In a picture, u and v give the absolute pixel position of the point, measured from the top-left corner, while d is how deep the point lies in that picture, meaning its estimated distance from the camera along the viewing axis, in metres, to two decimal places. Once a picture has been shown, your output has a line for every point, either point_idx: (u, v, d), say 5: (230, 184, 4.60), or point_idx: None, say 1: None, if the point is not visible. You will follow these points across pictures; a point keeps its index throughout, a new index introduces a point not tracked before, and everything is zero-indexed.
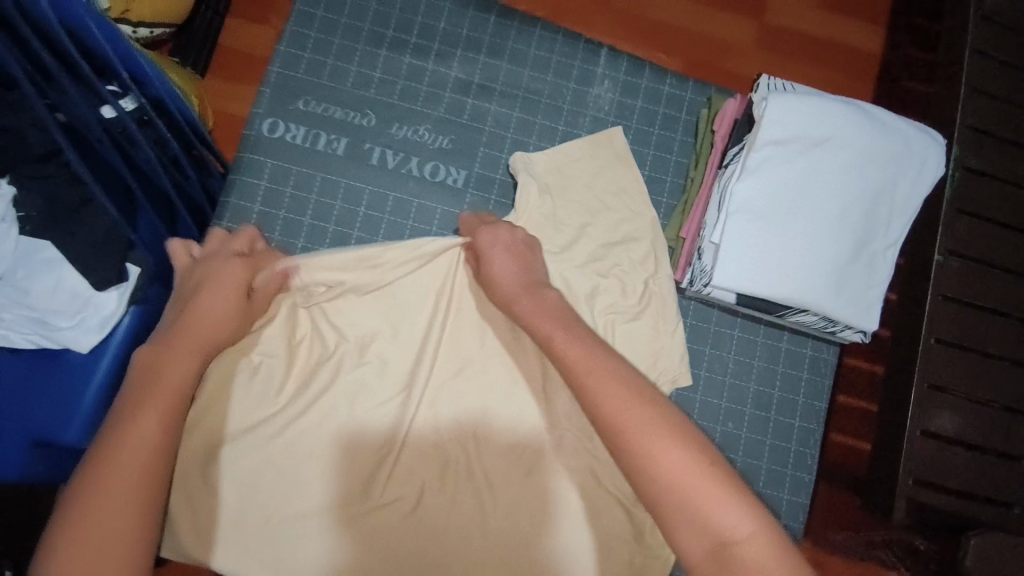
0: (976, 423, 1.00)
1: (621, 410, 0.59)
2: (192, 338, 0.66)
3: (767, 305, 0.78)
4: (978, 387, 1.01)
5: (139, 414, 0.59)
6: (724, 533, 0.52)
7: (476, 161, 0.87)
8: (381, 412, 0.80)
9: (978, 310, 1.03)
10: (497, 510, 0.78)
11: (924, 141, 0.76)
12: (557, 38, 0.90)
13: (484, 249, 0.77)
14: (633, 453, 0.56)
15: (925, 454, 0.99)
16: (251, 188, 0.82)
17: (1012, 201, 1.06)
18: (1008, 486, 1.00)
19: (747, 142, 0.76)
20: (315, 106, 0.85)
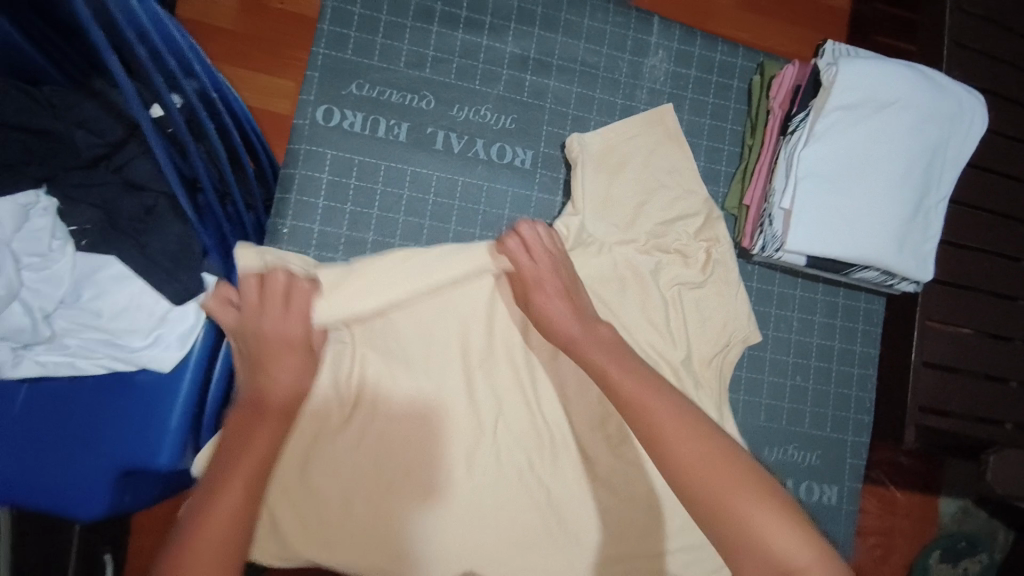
0: (975, 350, 1.01)
1: (680, 438, 0.55)
2: (276, 402, 0.61)
3: (835, 264, 0.83)
4: (974, 315, 1.02)
5: (218, 493, 0.53)
6: (781, 561, 0.47)
7: (541, 140, 0.85)
8: (465, 408, 0.77)
9: (980, 254, 1.03)
10: (598, 481, 0.80)
11: (970, 102, 0.82)
12: (609, 8, 0.88)
13: (534, 293, 0.72)
14: (690, 479, 0.52)
15: (930, 384, 0.99)
16: (314, 183, 0.77)
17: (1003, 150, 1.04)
18: (1000, 406, 1.02)
19: (815, 108, 0.79)
20: (370, 91, 0.80)
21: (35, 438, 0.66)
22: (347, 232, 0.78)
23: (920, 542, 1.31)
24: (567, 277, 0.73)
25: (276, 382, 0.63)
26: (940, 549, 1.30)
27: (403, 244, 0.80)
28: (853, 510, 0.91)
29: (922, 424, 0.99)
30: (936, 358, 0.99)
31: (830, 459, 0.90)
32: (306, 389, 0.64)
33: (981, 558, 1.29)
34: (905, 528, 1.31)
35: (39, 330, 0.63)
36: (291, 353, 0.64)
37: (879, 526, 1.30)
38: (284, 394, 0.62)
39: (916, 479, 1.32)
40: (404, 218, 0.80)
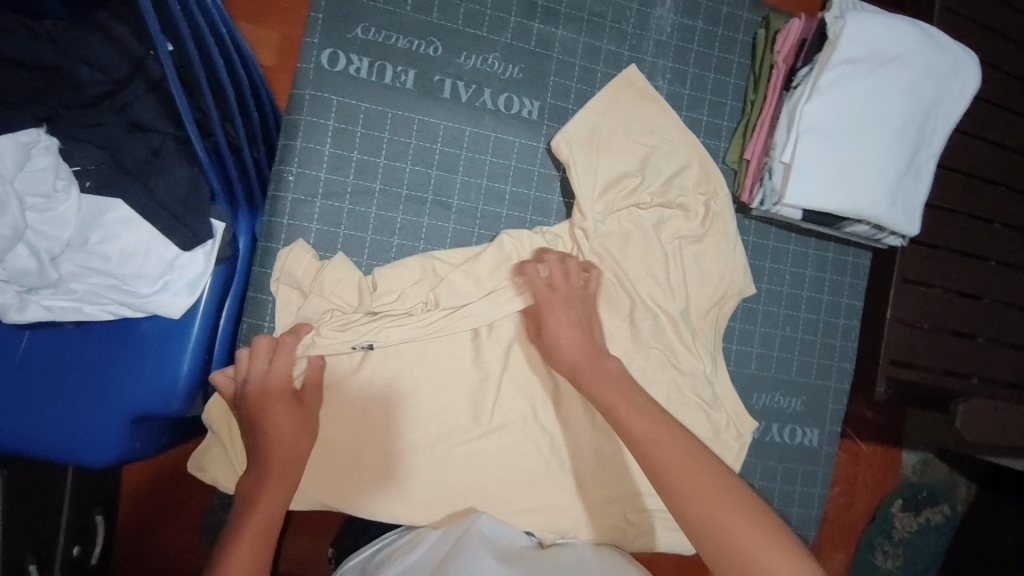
0: (947, 309, 1.07)
1: (684, 478, 0.57)
2: (275, 463, 0.67)
3: (829, 218, 0.86)
4: (950, 276, 1.07)
5: (233, 549, 0.62)
6: None
7: (548, 91, 0.84)
8: (472, 359, 0.79)
9: (954, 214, 1.08)
10: (598, 432, 0.82)
11: (965, 60, 0.84)
12: None
13: (551, 318, 0.74)
14: (702, 524, 0.54)
15: (901, 339, 1.05)
16: (320, 129, 0.76)
17: (991, 116, 1.07)
18: (966, 362, 1.09)
19: (819, 63, 0.80)
20: (376, 35, 0.78)
21: (43, 384, 0.65)
22: (354, 181, 0.78)
23: (884, 492, 1.41)
24: (582, 312, 0.75)
25: (269, 440, 0.68)
26: (900, 499, 1.40)
27: (410, 194, 0.80)
28: (832, 452, 0.97)
29: (893, 377, 1.05)
30: (908, 315, 1.06)
31: (814, 405, 0.95)
32: (301, 447, 0.69)
33: (942, 508, 1.39)
34: (868, 479, 1.40)
35: (47, 274, 0.62)
36: (279, 414, 0.68)
37: (843, 476, 1.39)
38: (280, 454, 0.67)
39: (883, 434, 1.41)
40: (412, 167, 0.80)
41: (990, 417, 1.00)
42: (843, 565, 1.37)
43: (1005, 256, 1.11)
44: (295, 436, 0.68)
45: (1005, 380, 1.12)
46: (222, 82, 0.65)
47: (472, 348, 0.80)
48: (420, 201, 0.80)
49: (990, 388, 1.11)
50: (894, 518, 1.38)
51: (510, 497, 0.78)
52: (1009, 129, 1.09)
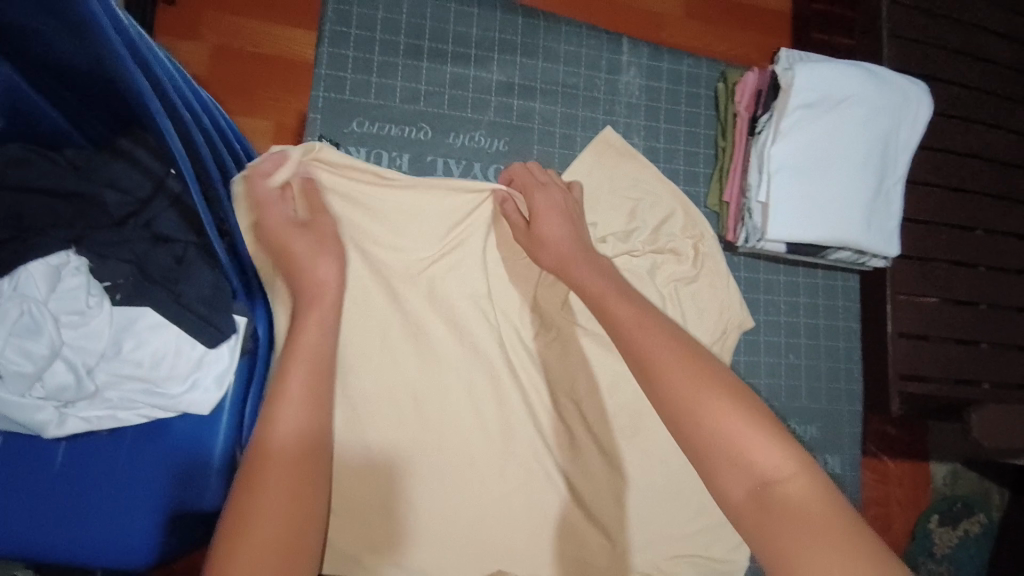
0: (943, 317, 1.10)
1: (664, 357, 0.53)
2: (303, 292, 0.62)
3: (813, 248, 0.90)
4: (940, 284, 1.11)
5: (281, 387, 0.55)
6: (763, 473, 0.46)
7: (533, 159, 0.91)
8: (484, 417, 0.80)
9: (933, 226, 1.13)
10: (619, 476, 0.83)
11: (916, 87, 0.89)
12: (582, 32, 0.95)
13: (539, 208, 0.77)
14: (661, 383, 0.52)
15: (906, 352, 1.08)
16: (338, 123, 0.84)
17: (947, 131, 1.14)
18: (973, 366, 1.10)
19: (777, 109, 0.87)
20: (371, 127, 0.85)
21: (76, 493, 0.64)
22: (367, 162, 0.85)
23: (919, 508, 1.39)
24: (565, 200, 0.79)
25: (301, 270, 0.63)
26: (937, 514, 1.37)
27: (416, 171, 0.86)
28: (856, 475, 0.97)
29: (903, 391, 1.07)
30: (909, 328, 1.08)
31: (830, 430, 0.96)
32: (324, 270, 0.63)
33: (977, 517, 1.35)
34: (900, 497, 1.38)
35: (85, 386, 0.64)
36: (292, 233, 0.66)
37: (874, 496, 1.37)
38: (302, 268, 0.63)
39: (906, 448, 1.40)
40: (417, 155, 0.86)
41: (1011, 423, 1.00)
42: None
43: (992, 260, 1.15)
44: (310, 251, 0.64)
45: (1013, 380, 1.13)
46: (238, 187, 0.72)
47: (488, 409, 0.81)
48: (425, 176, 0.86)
49: (999, 391, 1.12)
50: (934, 534, 1.35)
51: (539, 555, 0.78)
52: (970, 139, 1.15)
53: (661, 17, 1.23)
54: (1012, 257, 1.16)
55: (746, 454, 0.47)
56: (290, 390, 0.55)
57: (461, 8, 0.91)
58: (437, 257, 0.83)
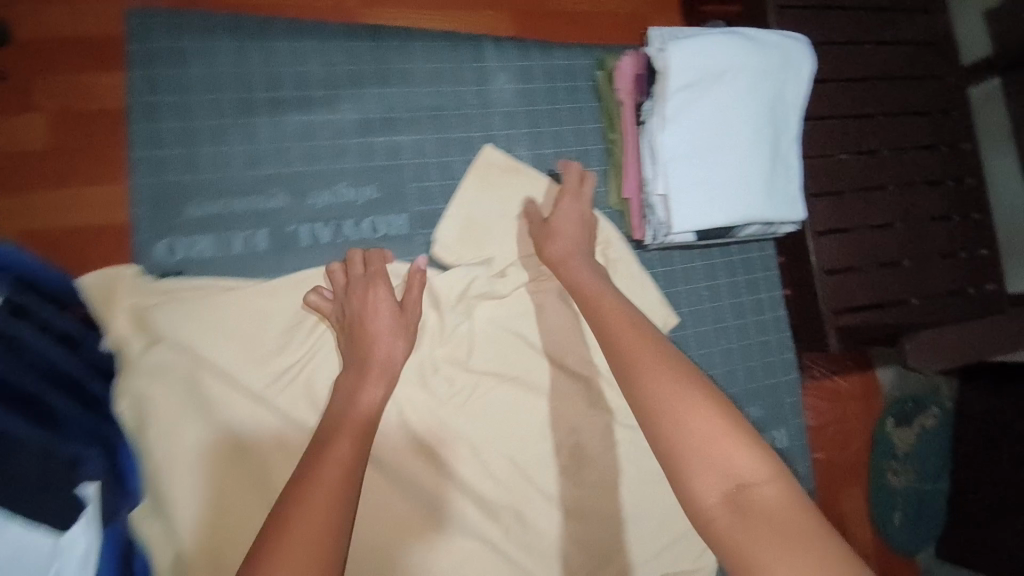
0: (863, 245, 1.10)
1: (649, 364, 0.60)
2: (376, 363, 0.67)
3: (721, 231, 0.86)
4: (855, 215, 1.10)
5: (333, 440, 0.59)
6: (744, 475, 0.50)
7: (411, 201, 0.81)
8: (411, 497, 0.75)
9: (838, 159, 1.11)
10: (570, 517, 0.79)
11: (795, 43, 0.84)
12: (438, 43, 0.84)
13: (563, 210, 0.80)
14: (649, 391, 0.57)
15: (834, 288, 1.08)
16: (171, 211, 0.72)
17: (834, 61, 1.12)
18: (900, 288, 1.11)
19: (658, 95, 0.80)
20: (211, 206, 0.73)
21: None
22: (213, 252, 0.74)
23: (874, 416, 1.37)
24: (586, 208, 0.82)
25: (375, 339, 0.68)
26: (891, 417, 1.35)
27: (276, 243, 0.75)
28: (804, 444, 0.95)
29: (839, 326, 1.07)
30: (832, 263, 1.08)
31: (773, 406, 0.94)
32: (399, 348, 0.69)
33: (930, 413, 1.34)
34: (856, 411, 1.36)
35: None
36: (381, 310, 0.70)
37: (825, 419, 1.35)
38: (381, 352, 0.68)
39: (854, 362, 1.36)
40: (277, 225, 0.75)
41: (940, 346, 1.00)
42: (861, 502, 1.32)
43: (900, 180, 1.13)
44: (390, 332, 0.69)
45: (941, 289, 1.13)
46: (42, 354, 0.58)
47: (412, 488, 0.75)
48: (291, 247, 0.76)
49: (931, 301, 1.12)
50: (894, 438, 1.34)
51: None
52: (857, 66, 1.13)
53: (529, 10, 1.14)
54: (921, 169, 1.15)
55: (723, 457, 0.51)
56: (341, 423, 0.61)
57: (291, 43, 0.77)
58: (316, 340, 0.73)
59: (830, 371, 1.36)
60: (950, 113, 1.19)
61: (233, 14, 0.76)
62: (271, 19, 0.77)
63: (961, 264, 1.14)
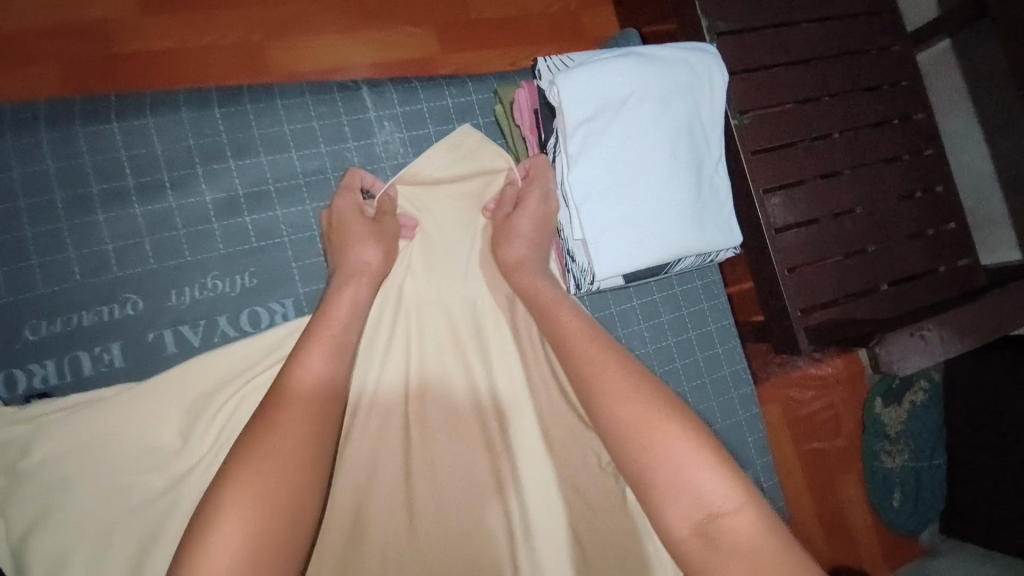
0: (821, 238, 1.01)
1: (612, 375, 0.55)
2: (349, 274, 0.64)
3: (651, 271, 0.77)
4: (813, 206, 1.01)
5: (301, 357, 0.55)
6: (711, 505, 0.47)
7: (295, 282, 0.72)
8: None
9: (786, 148, 1.02)
10: None
11: (700, 55, 0.76)
12: (306, 99, 0.75)
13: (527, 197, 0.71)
14: (617, 414, 0.53)
15: (798, 285, 0.99)
16: (6, 338, 0.63)
17: (770, 44, 1.02)
18: (868, 275, 1.02)
19: (558, 132, 0.71)
20: (53, 326, 0.64)
21: None
22: (63, 378, 0.64)
23: (860, 397, 1.29)
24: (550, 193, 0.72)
25: (353, 248, 0.66)
26: (879, 397, 1.27)
27: (138, 357, 0.66)
28: (776, 484, 0.86)
29: (810, 326, 0.99)
30: (793, 261, 0.99)
31: (735, 446, 0.85)
32: (376, 258, 0.66)
33: (919, 387, 1.23)
34: (841, 396, 1.28)
35: None
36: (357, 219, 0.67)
37: (813, 410, 1.27)
38: (364, 266, 0.65)
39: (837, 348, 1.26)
40: (138, 337, 0.66)
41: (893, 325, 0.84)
42: (859, 489, 1.26)
43: (854, 161, 1.05)
44: (370, 241, 0.66)
45: (910, 271, 1.04)
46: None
47: None
48: (154, 358, 0.66)
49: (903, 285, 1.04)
50: (884, 419, 1.25)
51: None
52: (792, 47, 1.04)
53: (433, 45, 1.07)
54: (874, 150, 1.06)
55: (696, 484, 0.48)
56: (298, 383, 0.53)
57: (126, 123, 0.69)
58: (219, 435, 0.63)
59: (813, 360, 1.26)
60: (898, 84, 1.09)
61: (56, 102, 0.67)
62: (104, 101, 0.69)
63: (933, 245, 1.06)
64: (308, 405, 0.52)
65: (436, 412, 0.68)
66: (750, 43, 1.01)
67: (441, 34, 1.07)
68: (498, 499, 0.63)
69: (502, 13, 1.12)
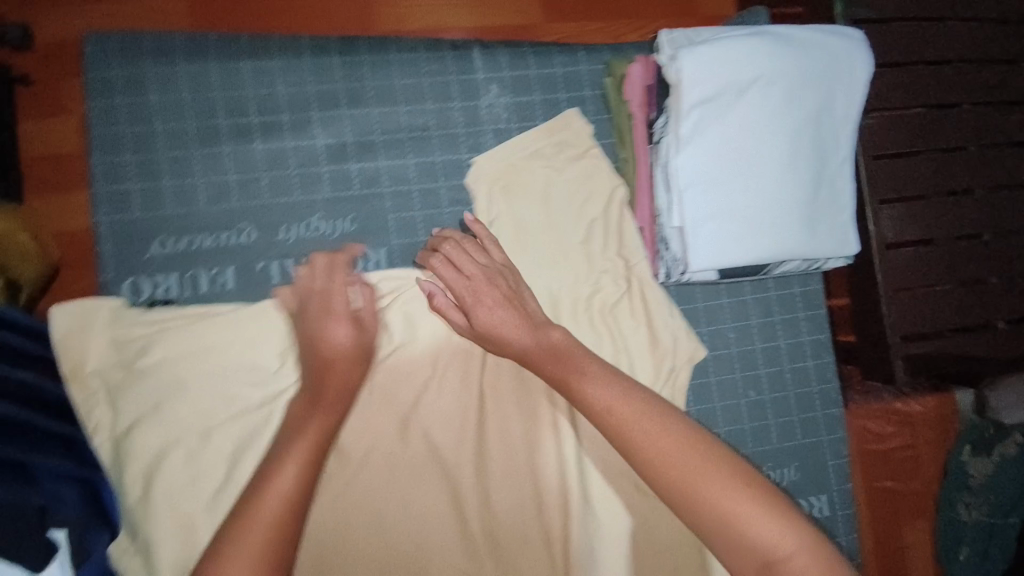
0: (945, 262, 0.90)
1: (651, 433, 0.58)
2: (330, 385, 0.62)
3: (751, 270, 0.72)
4: (941, 225, 0.90)
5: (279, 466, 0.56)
6: (769, 551, 0.51)
7: (390, 233, 0.74)
8: (392, 541, 0.69)
9: (920, 156, 0.90)
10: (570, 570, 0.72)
11: (843, 42, 0.69)
12: (420, 55, 0.76)
13: (473, 307, 0.67)
14: (665, 471, 0.56)
15: (905, 312, 0.89)
16: (137, 248, 0.69)
17: (914, 38, 0.92)
18: (988, 309, 0.92)
19: (672, 110, 0.67)
20: (176, 244, 0.70)
21: None
22: (181, 291, 0.70)
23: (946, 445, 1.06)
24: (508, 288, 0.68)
25: (331, 348, 0.64)
26: (967, 444, 1.01)
27: (246, 283, 0.71)
28: (850, 514, 0.81)
29: (907, 355, 0.90)
30: (904, 283, 0.89)
31: (811, 467, 0.80)
32: (358, 364, 0.64)
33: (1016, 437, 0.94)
34: (927, 437, 1.08)
35: None
36: (337, 324, 0.64)
37: (889, 447, 1.07)
38: (341, 367, 0.63)
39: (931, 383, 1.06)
40: (247, 264, 0.71)
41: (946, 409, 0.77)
42: (925, 540, 1.03)
43: (995, 180, 0.93)
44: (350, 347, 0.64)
45: None
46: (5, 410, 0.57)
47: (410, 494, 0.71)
48: (260, 286, 0.71)
49: (1021, 327, 0.93)
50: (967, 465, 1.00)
51: None
52: (938, 44, 0.92)
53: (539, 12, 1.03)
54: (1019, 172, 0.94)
55: (751, 533, 0.52)
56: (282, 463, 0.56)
57: (254, 62, 0.72)
58: None
59: (899, 392, 1.09)
60: None
61: (191, 37, 0.71)
62: (237, 39, 0.72)
63: None
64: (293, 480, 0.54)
65: (507, 381, 0.75)
66: (891, 34, 0.91)
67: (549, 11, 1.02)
68: (555, 477, 0.74)
69: None
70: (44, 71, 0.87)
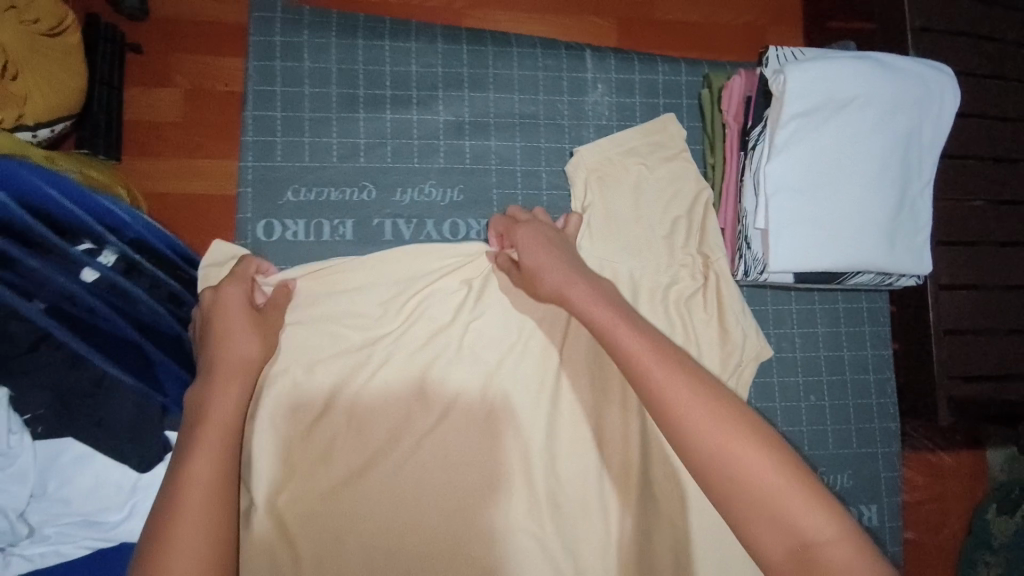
0: (997, 310, 0.92)
1: (682, 401, 0.55)
2: (231, 369, 0.62)
3: (826, 276, 0.77)
4: (995, 273, 0.92)
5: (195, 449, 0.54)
6: (806, 535, 0.48)
7: (493, 206, 0.81)
8: (469, 481, 0.74)
9: (987, 203, 0.94)
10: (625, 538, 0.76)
11: (934, 76, 0.76)
12: (537, 51, 0.84)
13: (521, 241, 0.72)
14: (696, 441, 0.53)
15: (952, 353, 0.90)
16: (273, 193, 0.77)
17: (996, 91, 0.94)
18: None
19: (770, 119, 0.74)
20: (307, 193, 0.78)
21: None
22: (305, 235, 0.78)
23: (971, 501, 1.14)
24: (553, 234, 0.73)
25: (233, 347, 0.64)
26: (992, 504, 1.10)
27: (363, 236, 0.79)
28: (897, 527, 0.84)
29: (951, 397, 0.90)
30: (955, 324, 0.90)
31: (864, 476, 0.84)
32: (257, 353, 0.66)
33: None
34: (958, 492, 1.14)
35: (18, 530, 0.60)
36: (236, 316, 0.66)
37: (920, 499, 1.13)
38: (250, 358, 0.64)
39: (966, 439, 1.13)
40: (366, 220, 0.79)
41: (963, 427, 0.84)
42: None
43: None
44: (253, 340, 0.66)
45: None
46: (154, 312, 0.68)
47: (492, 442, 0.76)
48: (375, 239, 0.79)
49: None
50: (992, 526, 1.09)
51: None
52: (1016, 98, 0.95)
53: (623, 34, 1.13)
54: None
55: (785, 515, 0.49)
56: (197, 441, 0.55)
57: (395, 43, 0.81)
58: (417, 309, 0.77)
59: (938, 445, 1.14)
60: None
61: (343, 15, 0.80)
62: (382, 21, 0.81)
63: None
64: (212, 463, 0.54)
65: (584, 355, 0.80)
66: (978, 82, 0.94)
67: (623, 28, 1.13)
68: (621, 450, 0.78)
69: (688, 17, 1.15)
70: (157, 47, 1.03)
